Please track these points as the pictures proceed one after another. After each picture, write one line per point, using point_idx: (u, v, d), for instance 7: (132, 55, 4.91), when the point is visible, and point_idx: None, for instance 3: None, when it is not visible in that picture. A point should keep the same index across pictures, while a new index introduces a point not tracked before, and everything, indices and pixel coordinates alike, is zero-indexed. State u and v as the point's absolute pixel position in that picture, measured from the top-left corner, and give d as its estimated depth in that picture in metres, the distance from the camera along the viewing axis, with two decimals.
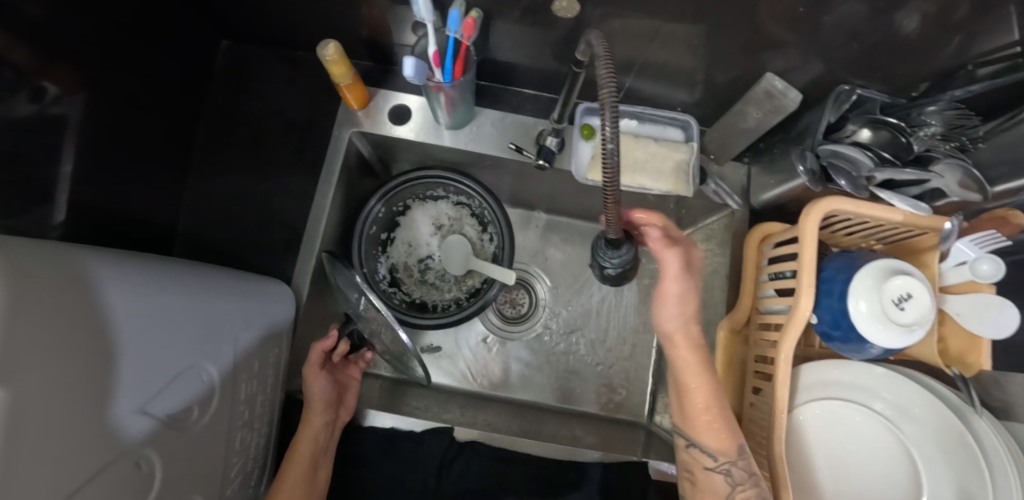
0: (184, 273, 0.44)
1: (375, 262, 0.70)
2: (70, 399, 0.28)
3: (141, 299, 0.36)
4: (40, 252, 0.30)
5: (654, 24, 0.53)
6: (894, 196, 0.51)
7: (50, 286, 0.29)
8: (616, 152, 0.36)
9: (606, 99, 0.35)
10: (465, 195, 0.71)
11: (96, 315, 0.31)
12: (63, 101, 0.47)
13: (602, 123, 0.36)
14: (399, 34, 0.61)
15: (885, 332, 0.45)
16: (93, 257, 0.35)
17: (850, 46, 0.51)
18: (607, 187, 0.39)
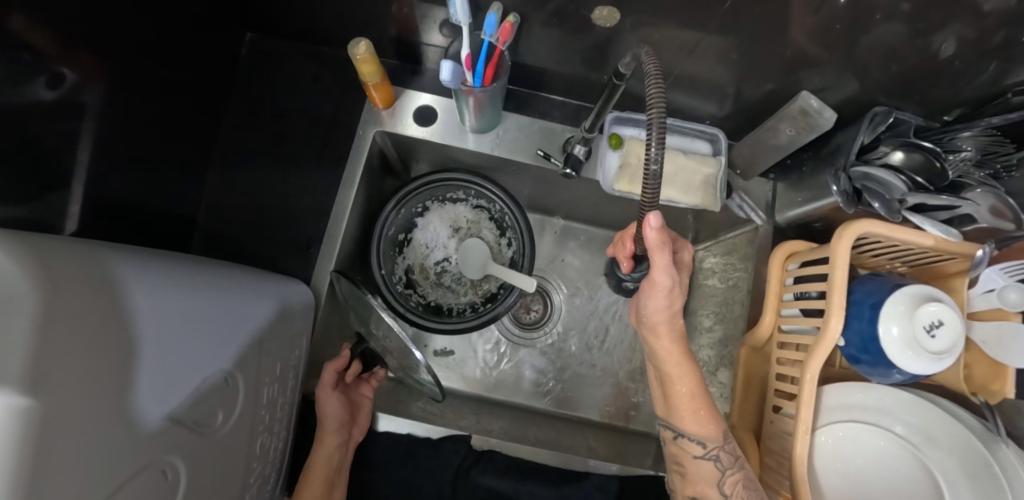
0: (208, 273, 0.43)
1: (393, 264, 0.69)
2: (98, 408, 0.27)
3: (167, 302, 0.35)
4: (67, 254, 0.29)
5: (691, 36, 0.53)
6: (925, 221, 0.50)
7: (78, 290, 0.28)
8: (659, 173, 0.36)
9: (653, 119, 0.35)
10: (486, 199, 0.70)
11: (123, 319, 0.30)
12: (82, 87, 0.46)
13: (647, 145, 0.36)
14: (427, 33, 0.60)
15: (915, 359, 0.45)
16: (118, 258, 0.34)
17: (888, 68, 0.51)
18: (646, 203, 0.39)
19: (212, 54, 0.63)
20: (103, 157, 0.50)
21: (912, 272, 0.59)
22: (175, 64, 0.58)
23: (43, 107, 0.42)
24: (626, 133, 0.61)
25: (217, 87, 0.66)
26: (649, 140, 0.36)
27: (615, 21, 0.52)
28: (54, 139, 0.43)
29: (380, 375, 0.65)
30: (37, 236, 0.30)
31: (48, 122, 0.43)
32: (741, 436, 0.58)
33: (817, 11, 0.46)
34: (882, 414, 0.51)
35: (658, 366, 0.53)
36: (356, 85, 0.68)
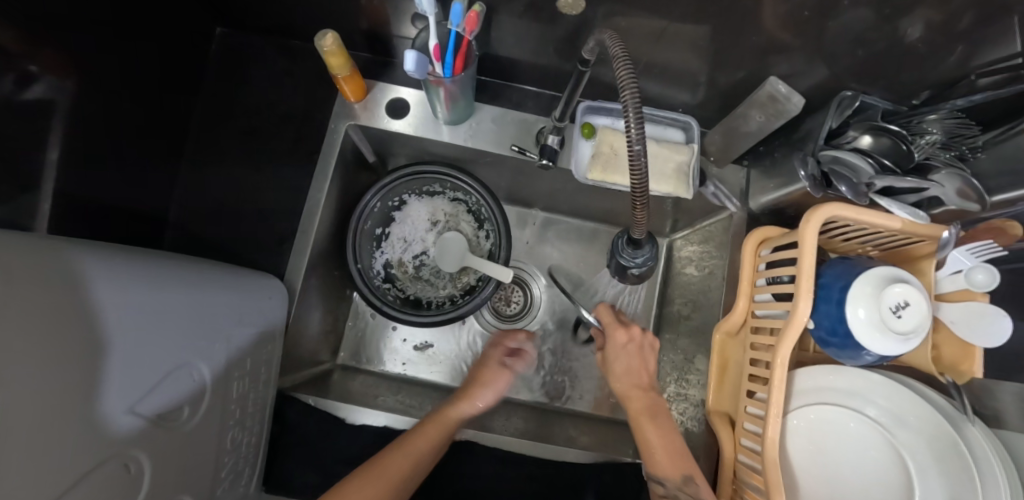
0: (177, 268, 0.43)
1: (370, 259, 0.69)
2: (58, 400, 0.27)
3: (130, 296, 0.34)
4: (22, 247, 0.29)
5: (660, 24, 0.53)
6: (893, 203, 0.51)
7: (31, 284, 0.27)
8: (642, 152, 0.38)
9: (628, 99, 0.37)
10: (463, 191, 0.70)
11: (83, 313, 0.30)
12: (49, 85, 0.46)
13: (628, 125, 0.37)
14: (399, 26, 0.60)
15: (881, 340, 0.45)
16: (77, 251, 0.33)
17: (854, 52, 0.51)
18: (637, 190, 0.40)
19: (182, 51, 0.63)
20: (75, 156, 0.49)
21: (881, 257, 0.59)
22: (146, 61, 0.57)
23: (6, 101, 0.41)
24: (598, 122, 0.61)
25: (188, 84, 0.65)
26: (629, 119, 0.37)
27: (581, 8, 0.51)
28: (15, 135, 0.43)
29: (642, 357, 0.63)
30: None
31: (11, 119, 0.42)
32: (715, 422, 0.57)
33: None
34: (853, 396, 0.52)
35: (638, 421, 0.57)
36: (330, 80, 0.68)
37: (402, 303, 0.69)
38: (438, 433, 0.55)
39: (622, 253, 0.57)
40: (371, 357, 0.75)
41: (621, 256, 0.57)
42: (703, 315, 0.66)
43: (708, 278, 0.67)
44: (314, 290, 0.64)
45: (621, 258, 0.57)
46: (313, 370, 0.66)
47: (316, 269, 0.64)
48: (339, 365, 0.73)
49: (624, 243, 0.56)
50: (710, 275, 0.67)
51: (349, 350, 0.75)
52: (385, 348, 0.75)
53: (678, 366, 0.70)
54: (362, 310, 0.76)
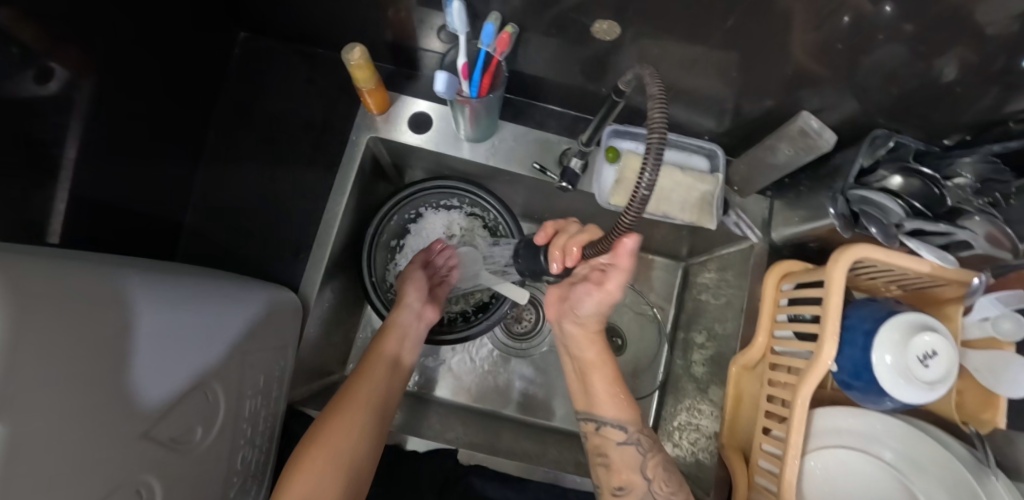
0: (209, 284, 0.43)
1: (384, 271, 0.69)
2: (73, 429, 0.26)
3: (162, 320, 0.34)
4: (63, 268, 0.29)
5: (690, 51, 0.52)
6: (921, 247, 0.49)
7: (69, 308, 0.27)
8: (646, 200, 0.35)
9: (653, 144, 0.34)
10: (480, 207, 0.69)
11: (113, 337, 0.30)
12: (70, 83, 0.45)
13: (642, 169, 0.34)
14: (424, 39, 0.59)
15: (906, 387, 0.44)
16: (115, 271, 0.33)
17: (888, 89, 0.50)
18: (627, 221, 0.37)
19: (206, 55, 0.62)
20: (93, 157, 0.49)
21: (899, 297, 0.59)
22: (168, 65, 0.57)
23: (29, 101, 0.41)
24: (622, 146, 0.60)
25: (209, 87, 0.64)
26: (646, 165, 0.34)
27: (615, 35, 0.51)
28: (34, 138, 0.42)
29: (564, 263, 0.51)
30: (31, 250, 0.29)
31: (33, 117, 0.42)
32: (729, 457, 0.56)
33: (818, 29, 0.45)
34: (872, 440, 0.50)
35: (578, 357, 0.61)
36: (352, 90, 0.67)
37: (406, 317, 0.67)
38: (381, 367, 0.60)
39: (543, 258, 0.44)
40: None
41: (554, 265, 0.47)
42: (719, 345, 0.65)
43: (724, 308, 0.66)
44: (327, 302, 0.64)
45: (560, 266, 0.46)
46: (321, 382, 0.65)
47: (329, 281, 0.63)
48: (347, 376, 0.72)
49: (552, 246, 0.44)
50: (727, 304, 0.66)
51: (357, 361, 0.74)
52: None
53: (690, 394, 0.69)
54: (372, 321, 0.75)
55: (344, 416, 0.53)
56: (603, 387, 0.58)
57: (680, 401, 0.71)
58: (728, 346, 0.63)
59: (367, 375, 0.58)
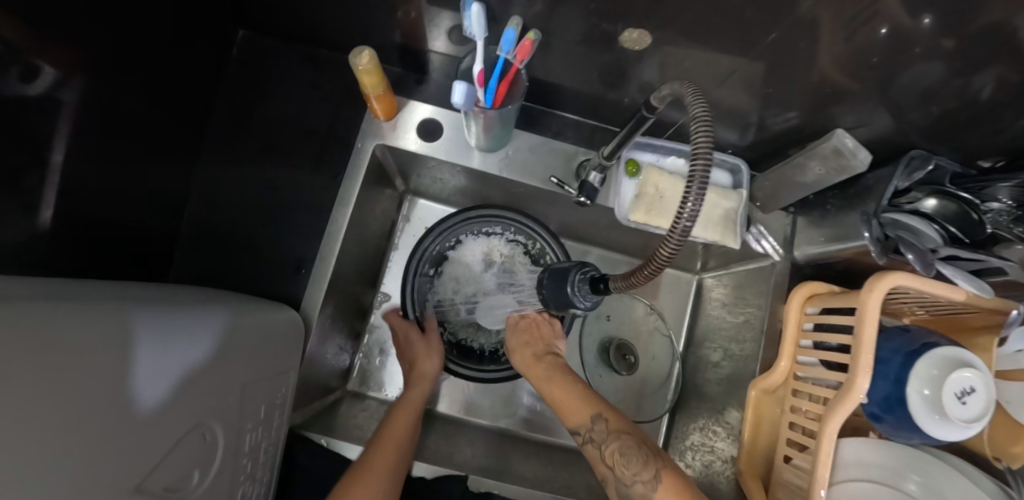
0: (209, 309, 0.40)
1: (423, 303, 0.69)
2: (78, 482, 0.24)
3: (172, 353, 0.33)
4: (72, 305, 0.27)
5: (718, 61, 0.49)
6: (957, 274, 0.47)
7: (69, 349, 0.25)
8: (688, 231, 0.32)
9: (697, 170, 0.31)
10: (524, 235, 0.68)
11: (115, 377, 0.28)
12: (59, 85, 0.41)
13: (684, 198, 0.32)
14: (436, 42, 0.56)
15: (941, 424, 0.42)
16: (122, 304, 0.31)
17: (926, 107, 0.47)
18: (666, 256, 0.33)
19: (204, 56, 0.59)
20: (82, 164, 0.45)
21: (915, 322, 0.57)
22: (164, 66, 0.53)
23: (11, 102, 0.37)
24: (643, 159, 0.58)
25: (205, 89, 0.61)
26: (689, 193, 0.31)
27: (644, 44, 0.48)
28: (17, 144, 0.39)
29: (572, 270, 0.41)
30: (8, 287, 0.26)
31: (15, 122, 0.38)
32: (748, 484, 0.54)
33: (855, 42, 0.42)
34: (899, 474, 0.48)
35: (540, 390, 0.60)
36: (357, 94, 0.64)
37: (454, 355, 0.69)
38: (402, 431, 0.55)
39: (571, 291, 0.40)
40: (383, 384, 0.71)
41: (574, 294, 0.40)
42: (736, 366, 0.63)
43: (742, 328, 0.64)
44: (330, 318, 0.61)
45: (579, 294, 0.40)
46: (323, 401, 0.63)
47: (332, 297, 0.60)
48: (349, 392, 0.70)
49: (582, 276, 0.40)
50: (746, 324, 0.63)
51: (358, 376, 0.71)
52: (395, 377, 0.71)
53: (704, 415, 0.67)
54: (375, 335, 0.73)
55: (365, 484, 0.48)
56: (573, 391, 0.57)
57: (692, 421, 0.69)
58: (746, 368, 0.61)
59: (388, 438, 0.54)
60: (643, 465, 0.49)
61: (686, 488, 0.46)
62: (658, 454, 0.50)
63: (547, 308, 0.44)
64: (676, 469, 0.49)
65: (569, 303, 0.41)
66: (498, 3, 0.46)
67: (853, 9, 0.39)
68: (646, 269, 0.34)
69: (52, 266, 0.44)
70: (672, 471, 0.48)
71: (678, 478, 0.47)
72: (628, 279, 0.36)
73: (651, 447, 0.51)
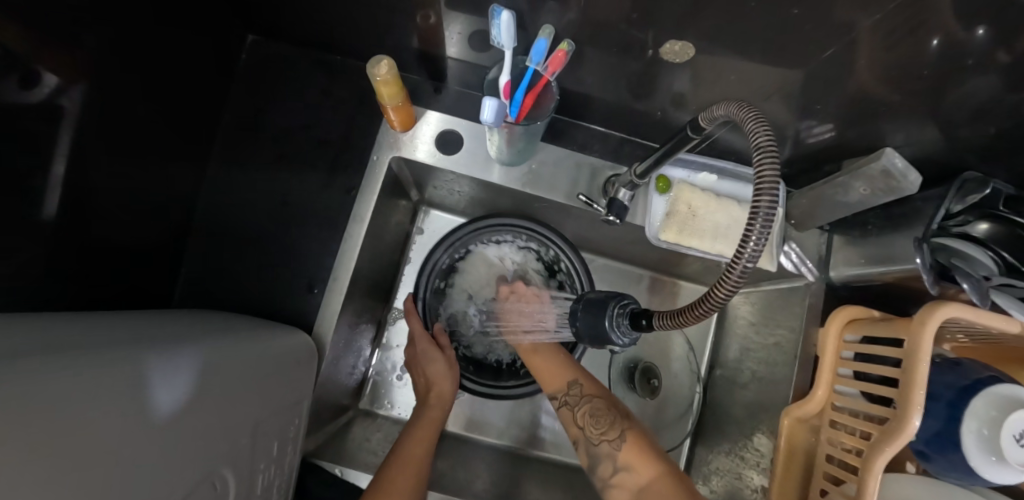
0: (222, 340, 0.38)
1: (436, 318, 0.66)
2: None
3: (186, 400, 0.30)
4: (73, 356, 0.24)
5: (761, 74, 0.46)
6: (1012, 305, 0.44)
7: (80, 407, 0.22)
8: (748, 270, 0.30)
9: (761, 206, 0.28)
10: (537, 242, 0.64)
11: (127, 435, 0.25)
12: (59, 94, 0.38)
13: (745, 234, 0.29)
14: (457, 49, 0.53)
15: (998, 468, 0.40)
16: (134, 348, 0.29)
17: (984, 128, 0.44)
18: (722, 295, 0.30)
19: (212, 62, 0.56)
20: (84, 177, 0.42)
21: (958, 350, 0.54)
22: (171, 74, 0.50)
23: (9, 116, 0.34)
24: (673, 175, 0.55)
25: (213, 95, 0.58)
26: (751, 229, 0.29)
27: (686, 57, 0.45)
28: (17, 151, 0.36)
29: (610, 300, 0.39)
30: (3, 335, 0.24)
31: (12, 137, 0.35)
32: None
33: (910, 57, 0.40)
34: None
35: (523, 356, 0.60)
36: (372, 102, 0.61)
37: (470, 371, 0.66)
38: (424, 448, 0.53)
39: (609, 324, 0.37)
40: (393, 402, 0.69)
41: (612, 330, 0.38)
42: (765, 391, 0.60)
43: (772, 350, 0.61)
44: (343, 338, 0.58)
45: (617, 330, 0.37)
46: (335, 423, 0.60)
47: (346, 316, 0.57)
48: (360, 410, 0.67)
49: (620, 309, 0.37)
50: (776, 347, 0.61)
51: (369, 394, 0.69)
52: (406, 395, 0.69)
53: (730, 438, 0.65)
54: (387, 353, 0.70)
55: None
56: (553, 358, 0.57)
57: (717, 444, 0.67)
58: (776, 394, 0.58)
59: (405, 455, 0.51)
60: (610, 425, 0.49)
61: (650, 449, 0.47)
62: (625, 415, 0.51)
63: (580, 339, 0.42)
64: (642, 430, 0.49)
65: (605, 337, 0.38)
66: (528, 9, 0.43)
67: (901, 19, 0.37)
68: (699, 308, 0.31)
69: (53, 289, 0.42)
70: (638, 431, 0.49)
71: (644, 440, 0.48)
72: (676, 317, 0.33)
73: (620, 408, 0.51)
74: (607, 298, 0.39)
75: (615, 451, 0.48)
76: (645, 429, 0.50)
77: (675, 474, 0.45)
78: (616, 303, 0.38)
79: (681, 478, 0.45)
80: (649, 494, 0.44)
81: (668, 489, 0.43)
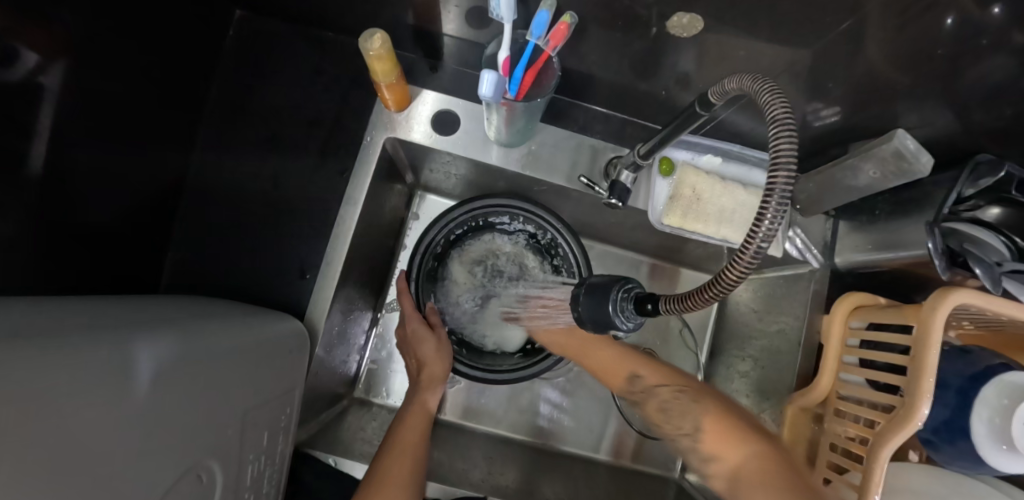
0: (208, 327, 0.36)
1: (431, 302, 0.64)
2: None
3: (171, 387, 0.29)
4: (51, 343, 0.23)
5: (772, 53, 0.44)
6: None
7: (63, 393, 0.21)
8: (762, 252, 0.28)
9: (777, 184, 0.27)
10: (535, 225, 0.61)
11: (110, 423, 0.24)
12: (37, 71, 0.36)
13: (760, 214, 0.28)
14: (454, 23, 0.50)
15: (1008, 458, 0.39)
16: (117, 330, 0.28)
17: (1002, 111, 0.43)
18: (734, 276, 0.29)
19: (199, 40, 0.53)
20: (66, 159, 0.41)
21: (963, 338, 0.53)
22: (161, 54, 0.48)
23: None
24: (677, 157, 0.53)
25: (200, 74, 0.55)
26: (767, 208, 0.27)
27: (694, 31, 0.43)
28: (6, 124, 0.35)
29: (609, 287, 0.37)
30: None
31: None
32: None
33: (925, 33, 0.38)
34: None
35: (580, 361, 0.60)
36: (365, 82, 0.58)
37: (463, 354, 0.63)
38: (419, 441, 0.51)
39: (613, 309, 0.36)
40: (389, 390, 0.67)
41: (620, 315, 0.36)
42: (768, 380, 0.59)
43: (776, 338, 0.60)
44: (336, 326, 0.56)
45: (624, 313, 0.36)
46: (329, 411, 0.59)
47: (339, 303, 0.56)
48: (355, 399, 0.66)
49: (625, 294, 0.36)
50: (779, 334, 0.60)
51: (365, 382, 0.67)
52: (402, 383, 0.67)
53: None
54: (382, 341, 0.69)
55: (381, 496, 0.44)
56: (609, 352, 0.58)
57: None
58: (780, 382, 0.57)
59: (401, 446, 0.50)
60: (686, 417, 0.47)
61: (733, 427, 0.43)
62: (697, 395, 0.48)
63: (583, 326, 0.41)
64: (727, 405, 0.46)
65: (609, 323, 0.37)
66: None
67: None
68: (708, 292, 0.30)
69: (36, 274, 0.40)
70: (719, 407, 0.46)
71: (729, 418, 0.44)
72: (683, 301, 0.31)
73: (693, 390, 0.49)
74: (606, 283, 0.38)
75: (698, 441, 0.45)
76: (723, 407, 0.46)
77: (774, 451, 0.41)
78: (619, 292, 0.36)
79: (779, 454, 0.40)
80: (740, 478, 0.40)
81: (766, 467, 0.39)
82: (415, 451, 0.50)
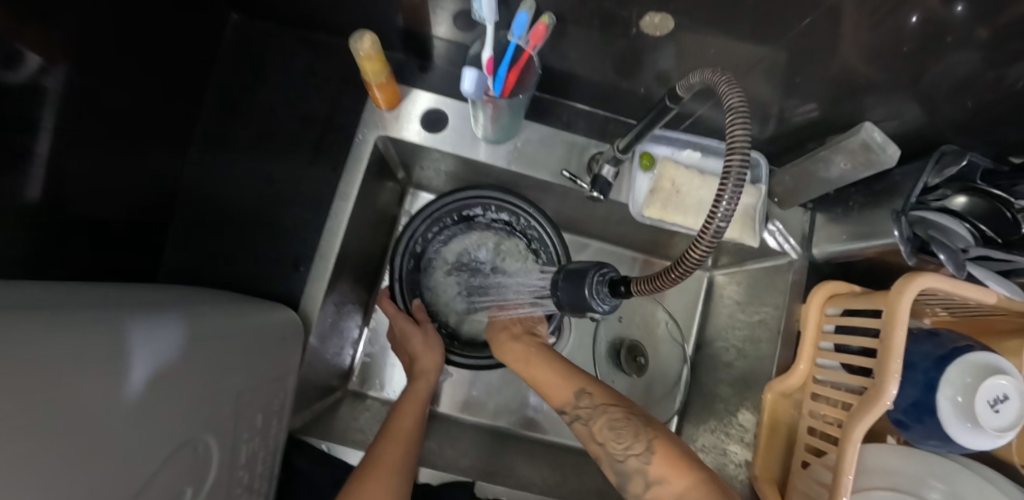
0: (204, 311, 0.38)
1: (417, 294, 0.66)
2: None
3: (172, 364, 0.31)
4: (59, 317, 0.25)
5: (742, 51, 0.47)
6: (990, 277, 0.45)
7: (72, 359, 0.23)
8: (721, 232, 0.30)
9: (733, 166, 0.29)
10: (508, 212, 0.63)
11: (114, 390, 0.26)
12: (41, 72, 0.38)
13: (718, 196, 0.29)
14: (441, 25, 0.52)
15: (971, 432, 0.41)
16: (120, 310, 0.30)
17: (963, 104, 0.45)
18: (696, 256, 0.31)
19: (196, 43, 0.56)
20: (70, 156, 0.43)
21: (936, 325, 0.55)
22: (159, 56, 0.51)
23: None
24: (657, 152, 0.56)
25: (197, 75, 0.57)
26: (724, 190, 0.29)
27: (667, 30, 0.45)
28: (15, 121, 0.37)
29: (585, 272, 0.39)
30: None
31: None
32: (763, 489, 0.53)
33: (885, 29, 0.40)
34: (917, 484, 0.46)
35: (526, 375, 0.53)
36: (357, 82, 0.60)
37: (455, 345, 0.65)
38: (412, 428, 0.53)
39: (589, 292, 0.38)
40: (383, 382, 0.69)
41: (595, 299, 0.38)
42: (750, 369, 0.61)
43: (758, 327, 0.61)
44: (329, 318, 0.58)
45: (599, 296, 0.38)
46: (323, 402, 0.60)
47: (333, 296, 0.57)
48: (350, 391, 0.67)
49: (600, 277, 0.38)
50: (761, 323, 0.61)
51: (360, 375, 0.69)
52: (395, 376, 0.69)
53: (715, 416, 0.66)
54: (376, 334, 0.70)
55: (375, 476, 0.46)
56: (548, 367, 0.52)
57: (703, 421, 0.67)
58: (761, 370, 0.59)
59: (394, 432, 0.51)
60: (634, 437, 0.44)
61: (682, 454, 0.41)
62: (647, 421, 0.45)
63: (562, 310, 0.42)
64: (669, 434, 0.44)
65: (586, 306, 0.39)
66: None
67: None
68: (674, 272, 0.32)
69: (40, 265, 0.42)
70: (665, 437, 0.43)
71: (674, 444, 0.42)
72: (652, 282, 0.33)
73: (641, 413, 0.46)
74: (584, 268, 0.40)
75: (648, 465, 0.42)
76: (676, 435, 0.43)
77: (714, 479, 0.40)
78: (595, 277, 0.38)
79: (718, 482, 0.39)
80: None
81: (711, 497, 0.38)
82: (408, 437, 0.51)
